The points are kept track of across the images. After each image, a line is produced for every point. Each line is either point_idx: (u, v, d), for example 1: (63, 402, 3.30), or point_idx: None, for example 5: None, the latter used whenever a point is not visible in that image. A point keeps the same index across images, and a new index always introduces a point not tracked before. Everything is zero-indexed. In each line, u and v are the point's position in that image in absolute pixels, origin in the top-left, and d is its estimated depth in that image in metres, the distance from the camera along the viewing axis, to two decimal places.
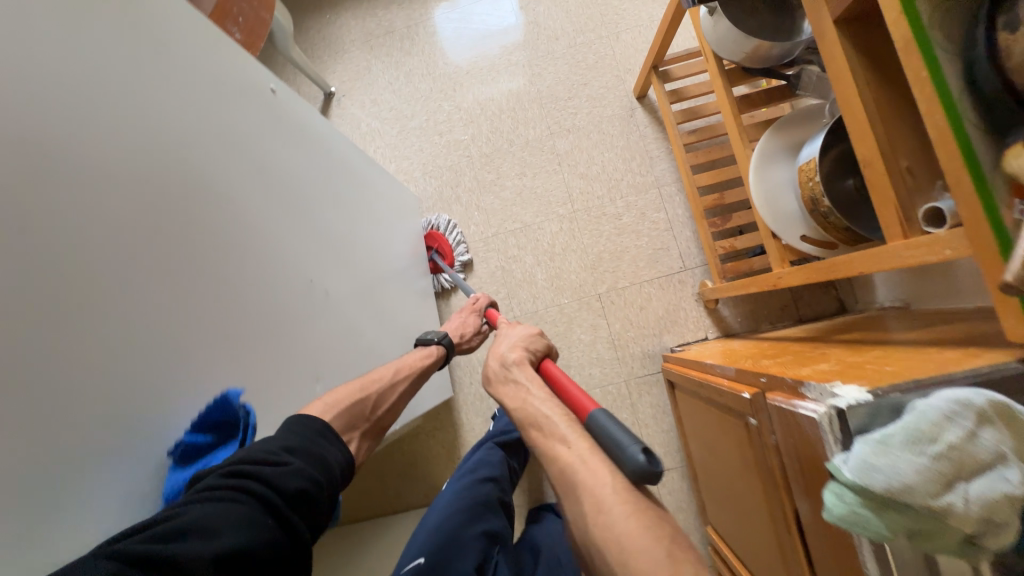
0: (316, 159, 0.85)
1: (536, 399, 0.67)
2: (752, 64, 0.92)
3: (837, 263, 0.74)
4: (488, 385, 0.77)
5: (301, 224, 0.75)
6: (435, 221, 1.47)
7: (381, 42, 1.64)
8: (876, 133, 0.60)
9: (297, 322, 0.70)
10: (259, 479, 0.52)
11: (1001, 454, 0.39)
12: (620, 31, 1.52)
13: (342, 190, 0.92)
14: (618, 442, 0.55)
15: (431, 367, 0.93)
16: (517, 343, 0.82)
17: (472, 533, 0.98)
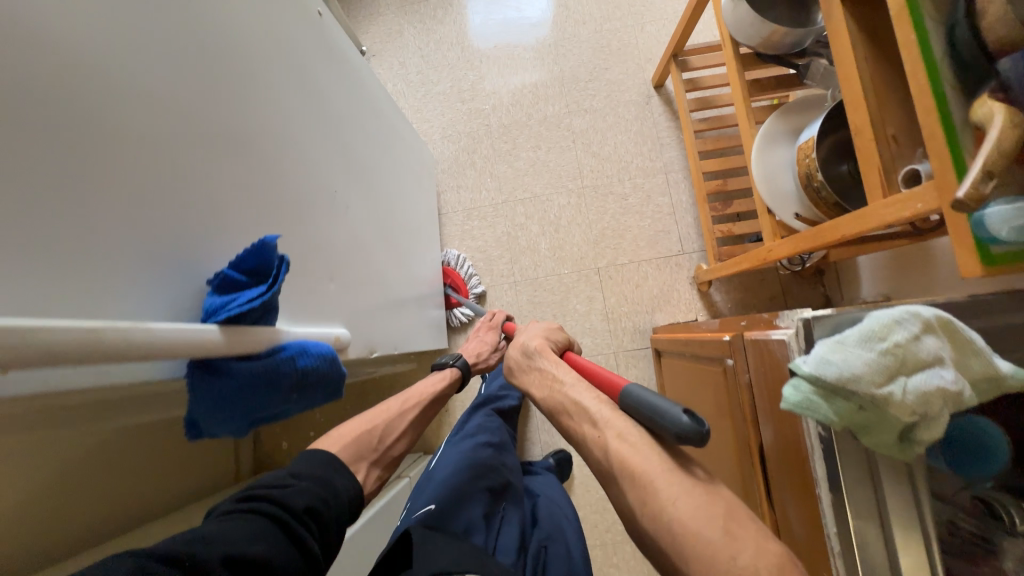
0: (349, 88, 0.89)
1: (557, 389, 0.74)
2: (766, 51, 0.98)
3: (827, 228, 0.80)
4: (513, 377, 0.87)
5: (333, 140, 0.80)
6: (447, 257, 1.50)
7: (416, 8, 1.70)
8: (869, 101, 0.66)
9: (324, 224, 0.74)
10: (267, 499, 0.58)
11: (939, 357, 0.45)
12: (645, 22, 1.59)
13: (369, 123, 0.97)
14: (661, 409, 0.58)
15: (448, 389, 0.99)
16: (538, 333, 0.92)
17: (479, 488, 0.97)
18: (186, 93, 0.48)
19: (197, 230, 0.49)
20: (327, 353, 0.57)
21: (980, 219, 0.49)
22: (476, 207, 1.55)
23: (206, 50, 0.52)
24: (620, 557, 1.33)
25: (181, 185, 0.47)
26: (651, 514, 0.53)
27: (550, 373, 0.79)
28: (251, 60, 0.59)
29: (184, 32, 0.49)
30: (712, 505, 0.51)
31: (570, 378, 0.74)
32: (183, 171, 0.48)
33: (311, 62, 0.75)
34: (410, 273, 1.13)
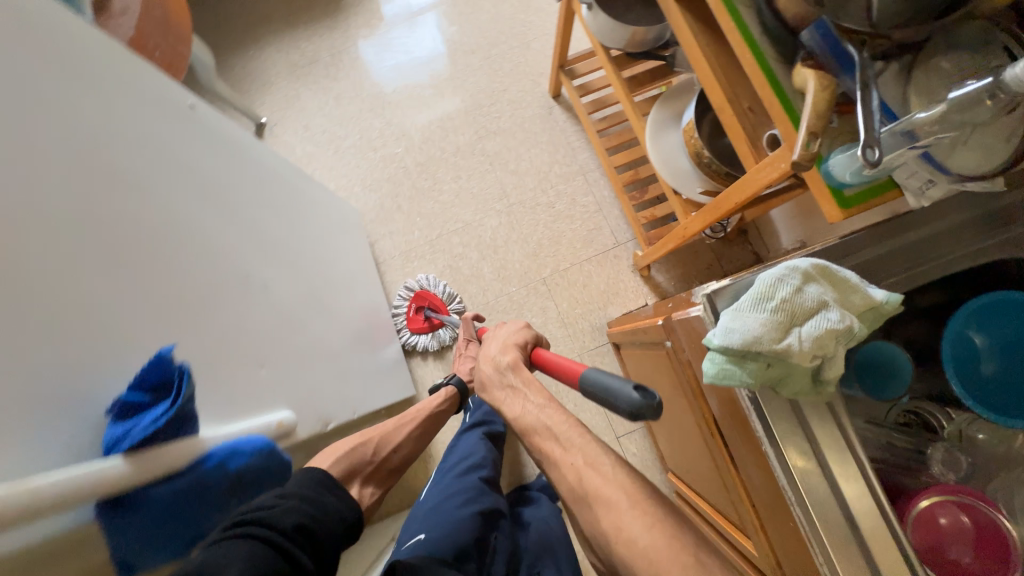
0: (242, 165, 0.88)
1: (533, 406, 0.73)
2: (634, 50, 1.05)
3: (725, 199, 0.87)
4: (487, 392, 0.83)
5: (235, 222, 0.78)
6: (422, 282, 1.47)
7: (307, 71, 1.71)
8: (722, 83, 0.72)
9: (242, 308, 0.72)
10: (258, 522, 0.53)
11: (823, 302, 0.49)
12: (530, 40, 1.67)
13: (274, 195, 0.96)
14: (612, 391, 0.61)
15: (442, 408, 1.07)
16: (506, 343, 0.87)
17: (468, 512, 0.95)
18: (48, 247, 0.47)
19: (82, 374, 0.48)
20: (261, 447, 0.61)
21: (828, 169, 0.54)
22: (413, 248, 1.55)
23: (73, 181, 0.51)
24: None
25: (57, 338, 0.46)
26: (626, 544, 0.56)
27: (521, 389, 0.77)
28: (130, 174, 0.59)
29: (40, 184, 0.48)
30: (682, 537, 0.55)
31: (536, 402, 0.74)
32: (52, 322, 0.46)
33: (195, 154, 0.74)
34: (353, 332, 1.10)
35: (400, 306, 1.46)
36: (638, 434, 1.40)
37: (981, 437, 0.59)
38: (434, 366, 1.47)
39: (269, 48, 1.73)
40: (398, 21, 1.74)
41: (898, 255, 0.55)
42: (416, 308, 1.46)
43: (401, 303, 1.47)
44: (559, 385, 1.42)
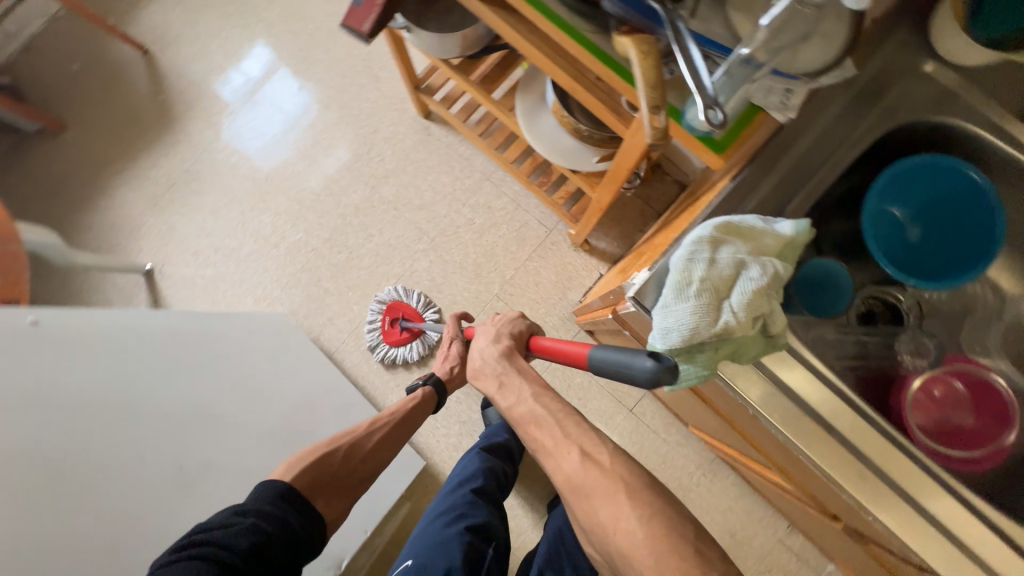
0: (131, 345, 0.83)
1: (529, 395, 0.68)
2: (471, 50, 0.99)
3: (618, 168, 0.84)
4: (478, 381, 0.76)
5: (147, 413, 0.77)
6: (388, 296, 1.44)
7: (169, 198, 1.57)
8: (559, 63, 0.68)
9: (183, 497, 0.75)
10: (208, 544, 0.57)
11: (739, 262, 0.47)
12: (378, 70, 1.58)
13: (186, 351, 0.90)
14: (618, 363, 0.48)
15: (419, 408, 0.92)
16: (496, 332, 0.80)
17: (454, 531, 0.90)
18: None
19: None
20: None
21: (689, 124, 0.51)
22: (357, 323, 1.47)
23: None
24: (693, 506, 1.35)
25: None
26: None
27: (516, 379, 0.71)
28: (16, 473, 0.61)
29: None
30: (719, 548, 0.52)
31: (530, 390, 0.69)
32: None
33: (68, 379, 0.71)
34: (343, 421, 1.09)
35: (374, 320, 1.43)
36: (648, 399, 1.39)
37: (934, 297, 0.62)
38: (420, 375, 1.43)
39: (118, 190, 1.58)
40: (238, 105, 1.61)
41: (787, 175, 0.54)
42: (392, 320, 1.42)
43: (375, 318, 1.43)
44: (556, 388, 1.39)
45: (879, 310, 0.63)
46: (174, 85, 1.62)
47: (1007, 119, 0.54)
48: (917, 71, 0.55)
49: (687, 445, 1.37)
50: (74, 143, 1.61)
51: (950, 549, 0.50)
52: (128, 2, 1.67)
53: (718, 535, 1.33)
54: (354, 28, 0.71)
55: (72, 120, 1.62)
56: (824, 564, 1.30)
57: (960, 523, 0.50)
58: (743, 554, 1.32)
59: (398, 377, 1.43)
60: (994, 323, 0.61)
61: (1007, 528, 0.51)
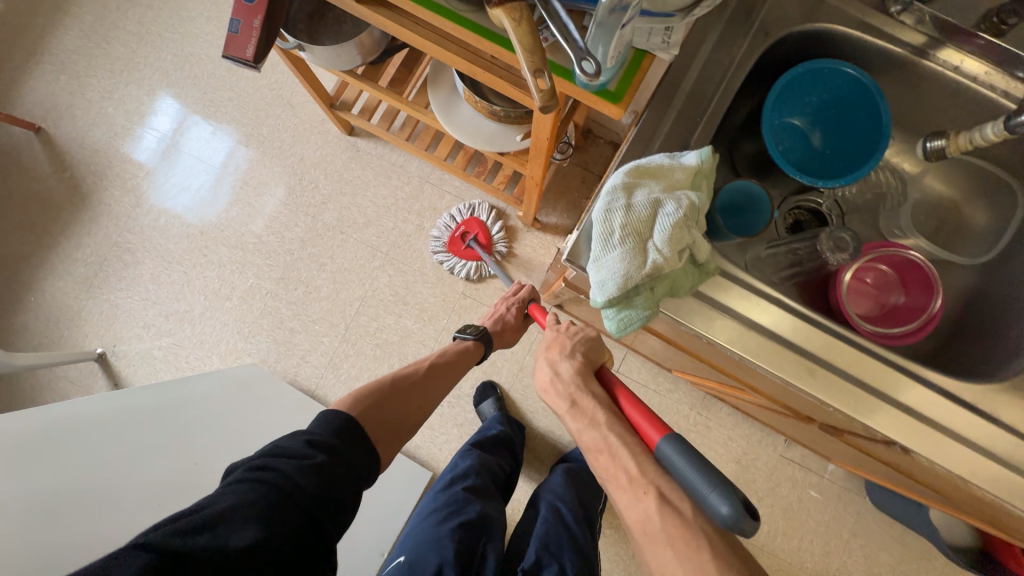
0: (88, 434, 0.80)
1: (602, 423, 0.61)
2: (371, 56, 0.97)
3: (538, 142, 0.84)
4: (548, 398, 0.71)
5: (123, 491, 0.75)
6: (474, 209, 1.45)
7: (102, 277, 1.49)
8: (453, 50, 0.67)
9: None
10: (279, 471, 0.56)
11: (654, 201, 0.48)
12: (290, 97, 1.53)
13: (154, 423, 0.88)
14: (695, 484, 0.50)
15: (467, 356, 0.90)
16: (571, 347, 0.75)
17: (445, 528, 0.92)
18: None
19: None
20: None
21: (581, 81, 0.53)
22: (332, 355, 1.44)
23: None
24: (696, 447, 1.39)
25: None
26: None
27: (590, 403, 0.65)
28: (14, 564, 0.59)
29: None
30: None
31: (604, 416, 0.62)
32: None
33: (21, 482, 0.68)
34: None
35: (451, 223, 1.44)
36: (631, 356, 1.43)
37: (848, 194, 0.66)
38: None
39: (46, 281, 1.48)
40: (154, 164, 1.54)
41: (686, 107, 0.55)
42: (463, 232, 1.43)
43: (445, 228, 1.44)
44: None
45: (805, 220, 0.66)
46: (80, 159, 1.53)
47: (870, 14, 0.57)
48: None
49: (677, 391, 1.41)
50: None
51: (910, 422, 0.53)
52: (5, 82, 1.56)
53: (725, 467, 1.39)
54: (238, 57, 0.68)
55: None
56: (825, 466, 1.37)
57: (913, 396, 0.54)
58: (752, 477, 1.38)
59: None
60: (905, 205, 0.65)
61: (956, 390, 0.54)
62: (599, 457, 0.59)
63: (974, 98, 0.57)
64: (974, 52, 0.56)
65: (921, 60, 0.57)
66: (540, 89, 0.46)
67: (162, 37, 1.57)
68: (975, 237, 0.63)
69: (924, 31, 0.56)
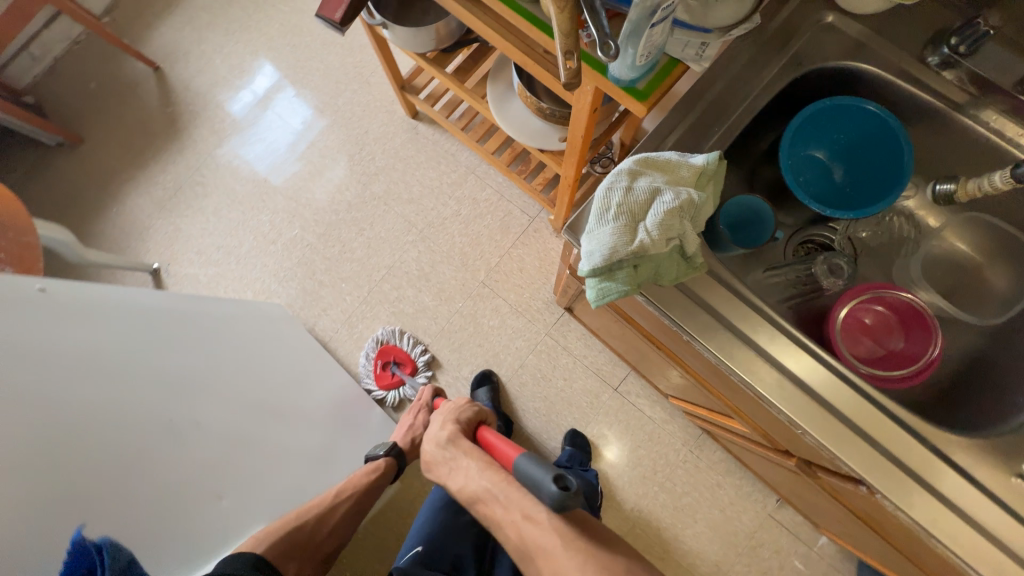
0: (142, 314, 0.85)
1: (475, 473, 0.77)
2: (444, 44, 1.07)
3: (572, 141, 0.90)
4: (433, 469, 0.85)
5: (157, 372, 0.78)
6: (383, 336, 1.48)
7: (175, 201, 1.67)
8: (510, 39, 0.75)
9: (192, 460, 0.74)
10: None
11: (654, 189, 0.52)
12: (369, 76, 1.68)
13: (194, 320, 0.94)
14: (535, 477, 0.64)
15: (381, 477, 0.98)
16: (446, 420, 0.91)
17: (464, 521, 0.96)
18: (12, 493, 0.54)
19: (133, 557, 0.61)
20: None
21: (613, 74, 0.57)
22: (350, 314, 1.53)
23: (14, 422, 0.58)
24: (681, 484, 1.35)
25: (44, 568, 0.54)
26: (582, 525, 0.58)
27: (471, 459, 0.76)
28: (61, 412, 0.63)
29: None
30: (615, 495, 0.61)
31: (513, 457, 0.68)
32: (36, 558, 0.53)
33: (75, 339, 0.71)
34: (326, 392, 1.16)
35: (367, 362, 1.46)
36: (631, 377, 1.43)
37: (864, 235, 0.66)
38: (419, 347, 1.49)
39: (129, 197, 1.68)
40: (241, 115, 1.72)
41: (705, 116, 0.58)
42: (382, 363, 1.45)
43: (366, 364, 1.46)
44: (541, 370, 1.44)
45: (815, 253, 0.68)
46: (183, 98, 1.74)
47: (909, 62, 0.58)
48: (822, 23, 0.59)
49: (671, 422, 1.39)
50: (91, 155, 1.72)
51: (882, 464, 0.52)
52: (141, 25, 1.81)
53: (707, 512, 1.34)
54: (328, 18, 0.79)
55: (88, 134, 1.74)
56: (816, 537, 1.29)
57: (888, 434, 0.53)
58: (733, 530, 1.32)
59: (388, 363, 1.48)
60: (919, 254, 0.65)
61: (934, 439, 0.52)
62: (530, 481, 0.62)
63: (1001, 156, 0.57)
64: (1010, 114, 0.56)
65: (954, 112, 0.57)
66: (568, 70, 0.52)
67: (275, 8, 1.78)
68: (992, 299, 0.62)
69: (961, 86, 0.57)
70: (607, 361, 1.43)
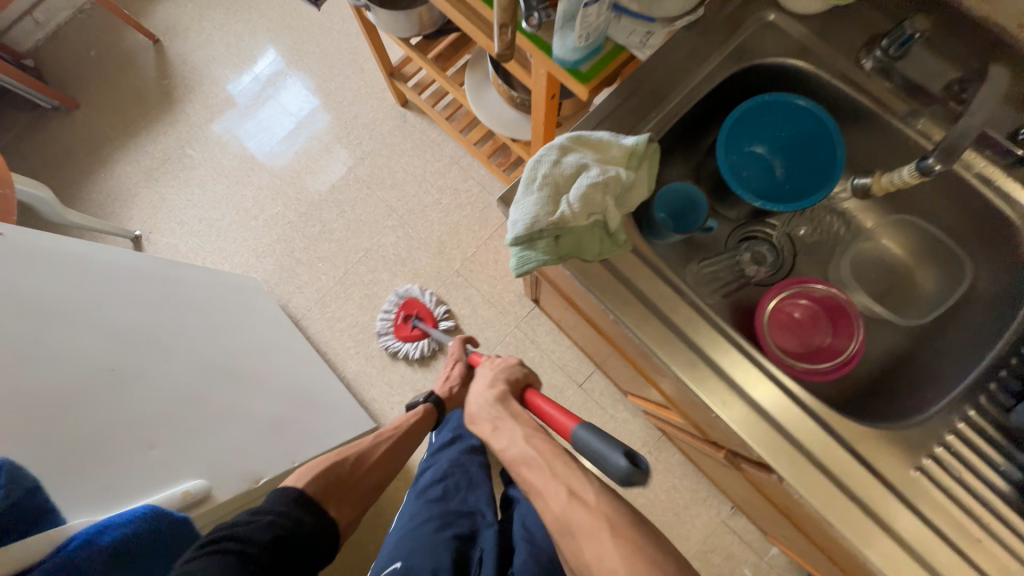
0: (96, 271, 0.85)
1: (520, 436, 0.65)
2: (427, 30, 1.09)
3: (536, 133, 0.92)
4: (474, 426, 0.75)
5: (102, 325, 0.78)
6: (407, 291, 1.48)
7: (162, 171, 1.69)
8: None
9: (127, 411, 0.73)
10: (239, 540, 0.56)
11: (581, 164, 0.53)
12: (363, 62, 1.71)
13: (152, 281, 0.95)
14: (599, 450, 0.56)
15: (421, 424, 0.91)
16: (494, 377, 0.80)
17: (443, 536, 0.79)
18: None
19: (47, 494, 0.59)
20: (149, 510, 0.60)
21: (557, 56, 0.59)
22: (324, 293, 1.54)
23: None
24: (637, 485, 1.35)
25: None
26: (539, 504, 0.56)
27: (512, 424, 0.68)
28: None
29: None
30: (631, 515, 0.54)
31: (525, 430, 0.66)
32: None
33: (22, 282, 0.72)
34: (290, 368, 1.15)
35: (388, 312, 1.47)
36: (596, 375, 1.43)
37: (802, 233, 0.67)
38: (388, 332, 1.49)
39: (118, 164, 1.70)
40: (235, 92, 1.75)
41: (643, 101, 0.60)
42: (405, 316, 1.46)
43: (388, 314, 1.47)
44: None
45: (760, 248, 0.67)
46: (179, 72, 1.77)
47: (846, 64, 0.60)
48: (764, 21, 0.61)
49: (632, 422, 1.40)
50: (84, 120, 1.74)
51: (794, 454, 0.51)
52: None
53: (661, 515, 1.33)
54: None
55: (84, 100, 1.76)
56: (767, 548, 1.29)
57: (803, 426, 0.52)
58: (686, 535, 1.32)
59: (358, 345, 1.49)
60: (854, 256, 0.66)
61: (838, 427, 0.52)
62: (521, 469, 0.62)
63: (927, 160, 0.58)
64: (940, 119, 0.57)
65: (887, 115, 0.59)
66: (502, 46, 0.54)
67: None
68: (922, 300, 0.63)
69: (894, 90, 0.58)
70: (573, 357, 1.44)
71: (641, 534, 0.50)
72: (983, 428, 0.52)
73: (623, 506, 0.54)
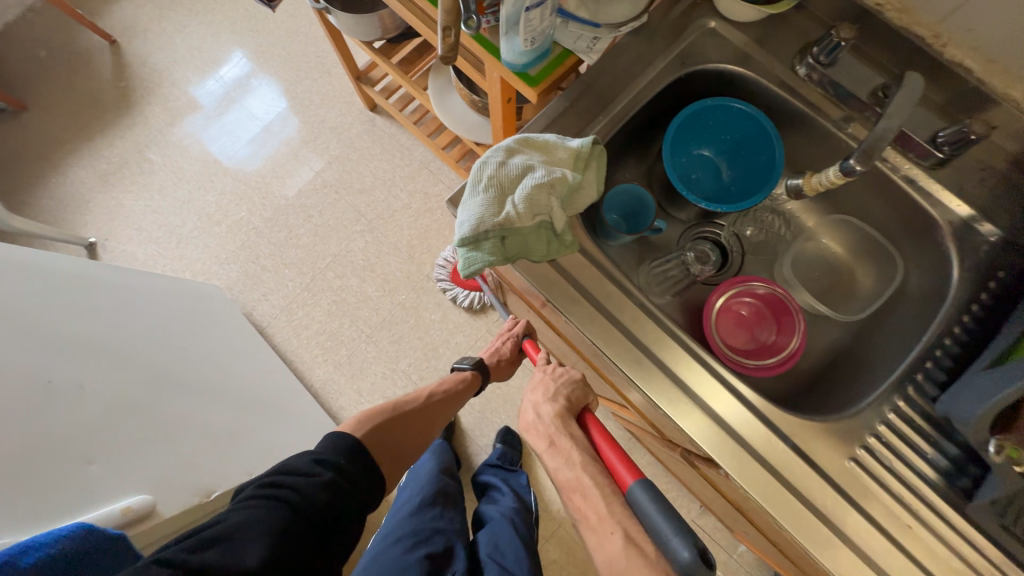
0: (36, 277, 0.81)
1: (577, 462, 0.59)
2: (391, 34, 1.08)
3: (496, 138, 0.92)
4: (527, 436, 0.68)
5: (39, 335, 0.74)
6: None
7: (119, 175, 1.63)
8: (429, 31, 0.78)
9: (64, 426, 0.69)
10: (292, 490, 0.56)
11: (527, 166, 0.53)
12: (330, 66, 1.69)
13: (99, 288, 0.91)
14: (659, 527, 0.48)
15: (462, 394, 0.87)
16: (553, 389, 0.70)
17: (414, 557, 0.78)
18: None
19: None
20: (79, 527, 0.57)
21: (505, 60, 0.60)
22: (291, 300, 1.51)
23: None
24: None
25: None
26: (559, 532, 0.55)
27: (569, 444, 0.62)
28: None
29: None
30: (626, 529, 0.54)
31: (579, 455, 0.60)
32: None
33: None
34: (251, 378, 1.12)
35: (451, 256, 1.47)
36: None
37: (748, 233, 0.69)
38: (356, 339, 1.47)
39: (71, 168, 1.63)
40: (198, 95, 1.70)
41: (590, 104, 0.61)
42: None
43: (448, 257, 1.47)
44: None
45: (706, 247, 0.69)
46: (138, 74, 1.71)
47: (783, 71, 0.62)
48: (705, 28, 0.63)
49: (602, 424, 1.40)
50: (34, 123, 1.67)
51: (738, 449, 0.52)
52: None
53: None
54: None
55: (34, 102, 1.69)
56: (735, 544, 1.31)
57: (745, 421, 0.53)
58: None
59: (326, 353, 1.46)
60: (796, 253, 0.68)
61: (779, 420, 0.54)
62: (573, 495, 0.58)
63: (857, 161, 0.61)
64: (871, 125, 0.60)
65: (822, 120, 0.61)
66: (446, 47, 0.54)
67: None
68: (859, 296, 0.66)
69: (827, 96, 0.61)
70: None
71: (611, 546, 0.51)
72: (911, 418, 0.54)
73: (612, 531, 0.52)
